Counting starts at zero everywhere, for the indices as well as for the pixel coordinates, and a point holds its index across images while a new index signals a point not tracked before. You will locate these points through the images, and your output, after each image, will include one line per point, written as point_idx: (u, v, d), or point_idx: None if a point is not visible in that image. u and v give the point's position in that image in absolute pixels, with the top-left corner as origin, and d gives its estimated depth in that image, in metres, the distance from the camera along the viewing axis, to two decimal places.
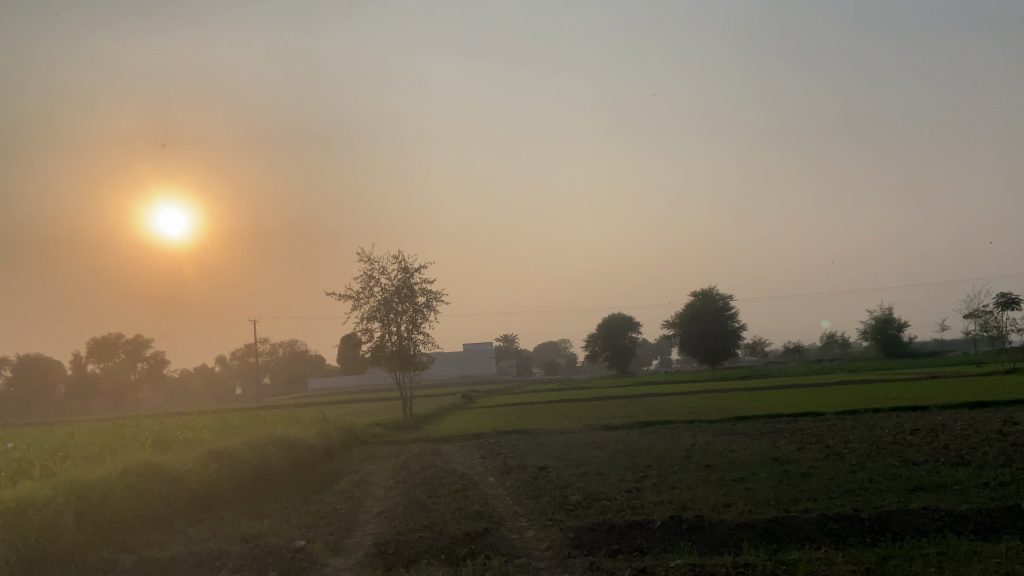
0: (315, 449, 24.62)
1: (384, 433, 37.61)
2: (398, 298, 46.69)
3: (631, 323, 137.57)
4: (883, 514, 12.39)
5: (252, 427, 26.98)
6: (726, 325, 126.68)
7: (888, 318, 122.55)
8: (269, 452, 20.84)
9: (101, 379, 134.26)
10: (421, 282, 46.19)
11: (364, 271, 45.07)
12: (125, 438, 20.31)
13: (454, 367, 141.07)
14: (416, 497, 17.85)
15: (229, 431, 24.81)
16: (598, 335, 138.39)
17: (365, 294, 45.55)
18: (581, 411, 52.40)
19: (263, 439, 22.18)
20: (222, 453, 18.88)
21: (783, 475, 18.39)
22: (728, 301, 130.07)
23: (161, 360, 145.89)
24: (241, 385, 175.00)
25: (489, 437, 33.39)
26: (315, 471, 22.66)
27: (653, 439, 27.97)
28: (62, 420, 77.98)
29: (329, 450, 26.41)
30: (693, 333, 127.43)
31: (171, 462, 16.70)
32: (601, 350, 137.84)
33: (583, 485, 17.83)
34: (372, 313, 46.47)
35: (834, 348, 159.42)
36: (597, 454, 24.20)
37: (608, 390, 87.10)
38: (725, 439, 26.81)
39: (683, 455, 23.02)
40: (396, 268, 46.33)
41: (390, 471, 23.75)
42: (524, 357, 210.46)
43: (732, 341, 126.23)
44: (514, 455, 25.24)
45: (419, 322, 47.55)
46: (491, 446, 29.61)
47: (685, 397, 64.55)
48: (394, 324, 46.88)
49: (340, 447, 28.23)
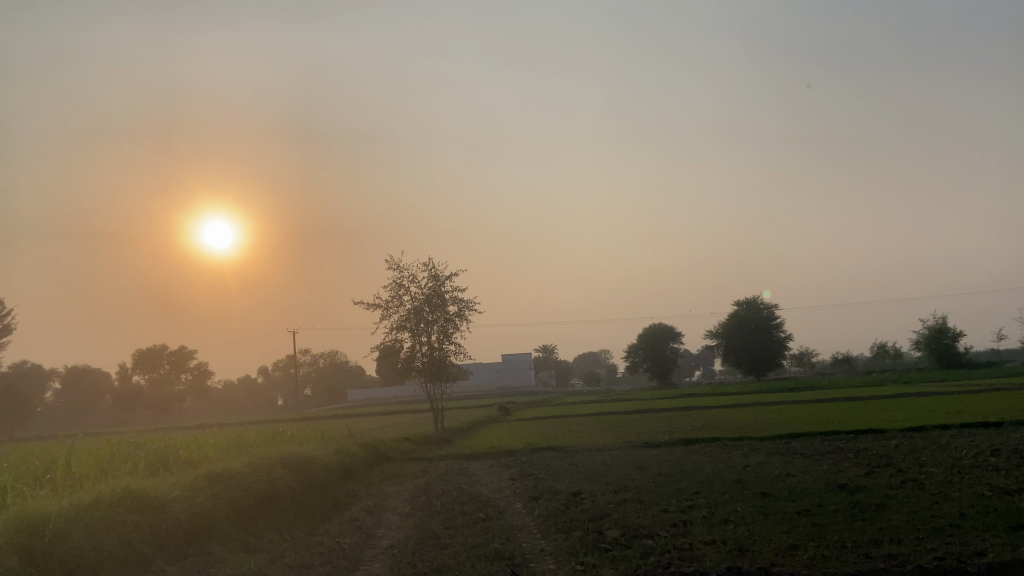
0: (331, 470, 22.81)
1: (412, 450, 35.77)
2: (429, 308, 44.88)
3: (673, 334, 134.06)
4: (997, 567, 10.00)
5: (267, 443, 25.33)
6: (771, 335, 122.51)
7: (942, 328, 117.05)
8: (277, 474, 19.03)
9: (145, 390, 135.52)
10: (452, 291, 44.32)
11: (393, 280, 43.40)
12: (121, 456, 18.67)
13: (492, 378, 139.06)
14: (432, 529, 15.78)
15: (240, 448, 23.16)
16: (639, 346, 135.28)
17: (394, 303, 43.88)
18: (621, 425, 49.92)
19: (271, 458, 20.41)
20: (220, 476, 17.10)
21: (855, 507, 15.90)
22: (773, 310, 126.03)
23: (204, 370, 146.94)
24: (283, 396, 175.66)
25: (521, 455, 31.22)
26: (328, 494, 20.81)
27: (700, 458, 25.49)
28: (103, 432, 78.37)
29: (347, 469, 24.59)
30: (736, 344, 123.51)
31: (158, 487, 14.95)
32: (642, 360, 134.74)
33: (621, 516, 15.62)
34: (401, 322, 44.73)
35: (885, 358, 153.47)
36: (639, 476, 21.94)
37: (650, 403, 84.19)
38: (780, 459, 24.24)
39: (735, 480, 20.59)
40: (426, 275, 44.57)
41: (412, 494, 21.79)
42: (563, 368, 207.62)
43: (778, 351, 122.06)
44: (547, 476, 23.05)
45: (451, 332, 45.66)
46: (522, 464, 27.44)
47: (732, 410, 61.59)
48: (424, 335, 45.08)
49: (360, 466, 26.41)
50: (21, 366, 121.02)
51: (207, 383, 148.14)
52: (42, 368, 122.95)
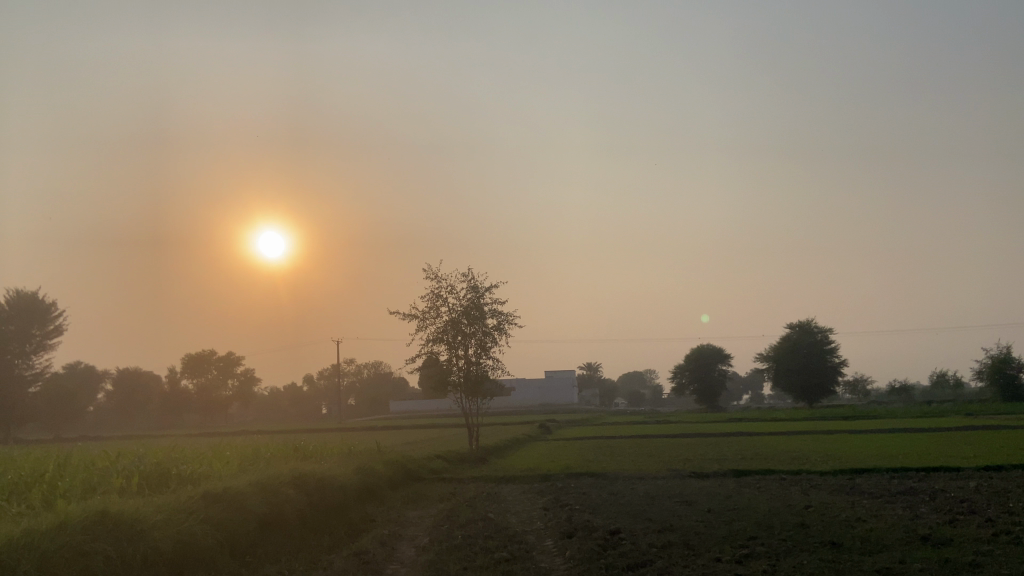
0: (349, 490, 20.98)
1: (443, 469, 33.82)
2: (467, 320, 43.12)
3: (721, 355, 129.85)
4: None
5: (286, 458, 23.78)
6: (826, 361, 117.61)
7: (1006, 357, 110.78)
8: (285, 495, 17.29)
9: (192, 395, 136.89)
10: (492, 303, 42.50)
11: (431, 289, 41.74)
12: (118, 467, 17.16)
13: (535, 395, 136.66)
14: (447, 569, 13.78)
15: (253, 462, 21.57)
16: (685, 367, 131.58)
17: (431, 314, 42.24)
18: (665, 450, 47.28)
19: (282, 476, 18.69)
20: (218, 496, 15.44)
21: (945, 566, 13.44)
22: (827, 334, 121.32)
23: (250, 377, 148.33)
24: (327, 405, 176.23)
25: (557, 481, 29.00)
26: (342, 519, 18.97)
27: (754, 494, 22.97)
28: (145, 436, 78.62)
29: (367, 490, 22.75)
30: (788, 368, 118.94)
31: (143, 509, 13.31)
32: (688, 382, 130.93)
33: (665, 565, 13.44)
34: (438, 334, 43.00)
35: (943, 388, 146.48)
36: (686, 513, 19.65)
37: (697, 426, 80.75)
38: (846, 500, 21.60)
39: (797, 523, 18.12)
40: (465, 286, 42.84)
41: (434, 522, 19.81)
42: (607, 387, 203.74)
43: (831, 377, 117.15)
44: (584, 508, 20.84)
45: (489, 346, 43.82)
46: (558, 492, 25.25)
47: (784, 438, 58.37)
48: (461, 348, 43.31)
49: (384, 486, 24.66)
50: (74, 367, 123.25)
51: (253, 390, 149.27)
52: (93, 370, 124.94)
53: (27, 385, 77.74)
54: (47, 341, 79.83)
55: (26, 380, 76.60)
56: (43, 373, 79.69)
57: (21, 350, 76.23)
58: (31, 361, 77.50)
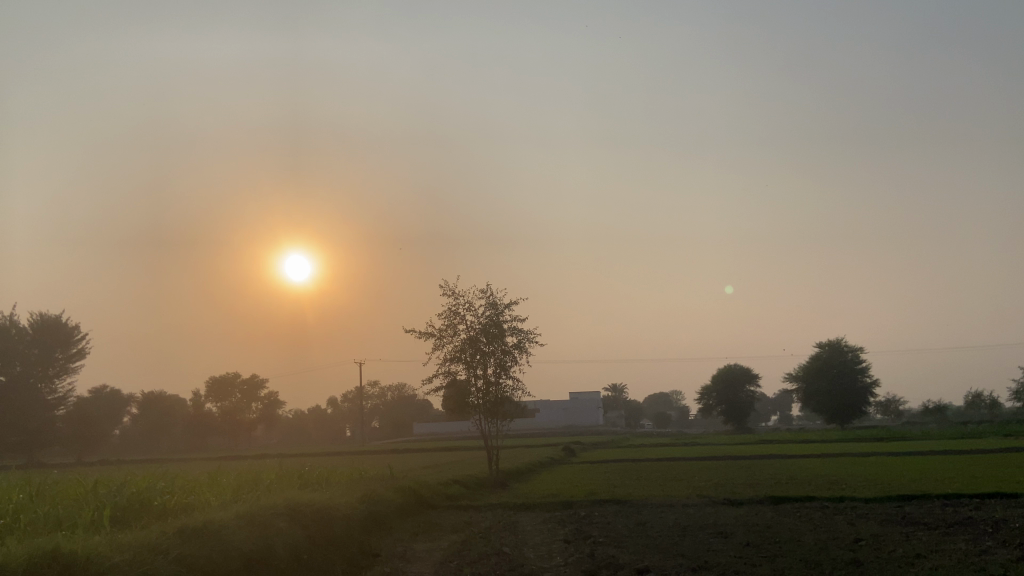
0: (352, 521, 19.29)
1: (460, 495, 31.98)
2: (485, 338, 41.44)
3: (749, 375, 126.62)
4: None
5: (289, 484, 22.21)
6: (857, 380, 114.00)
7: None
8: (279, 529, 15.69)
9: (216, 418, 136.26)
10: (511, 320, 40.84)
11: (448, 307, 40.15)
12: (94, 496, 15.59)
13: (559, 417, 134.38)
14: None
15: (251, 490, 20.04)
16: (713, 387, 128.44)
17: (448, 332, 40.59)
18: (694, 474, 44.96)
19: (277, 507, 17.05)
20: (196, 531, 13.81)
21: None
22: (858, 353, 117.68)
23: (275, 400, 147.40)
24: (351, 428, 175.11)
25: (580, 508, 27.03)
26: (341, 555, 17.27)
27: (796, 525, 20.88)
28: (165, 459, 77.68)
29: (373, 519, 21.00)
30: (818, 388, 115.58)
31: (103, 549, 11.73)
32: (715, 403, 127.80)
33: None
34: (456, 353, 41.36)
35: (980, 408, 141.70)
36: (724, 548, 17.63)
37: (728, 448, 78.21)
38: (900, 531, 19.52)
39: (849, 560, 16.10)
40: (483, 303, 41.19)
41: (443, 557, 17.98)
42: (634, 408, 200.40)
43: (863, 397, 113.45)
44: (608, 541, 18.94)
45: (508, 366, 42.08)
46: (581, 521, 23.30)
47: (818, 461, 55.86)
48: (479, 368, 41.58)
49: (393, 515, 22.97)
50: (100, 391, 123.12)
51: (277, 413, 147.99)
52: (119, 394, 124.82)
53: (52, 409, 77.14)
54: (70, 365, 79.32)
55: (49, 405, 75.85)
56: (67, 396, 79.17)
57: (45, 373, 75.59)
58: (54, 385, 76.85)
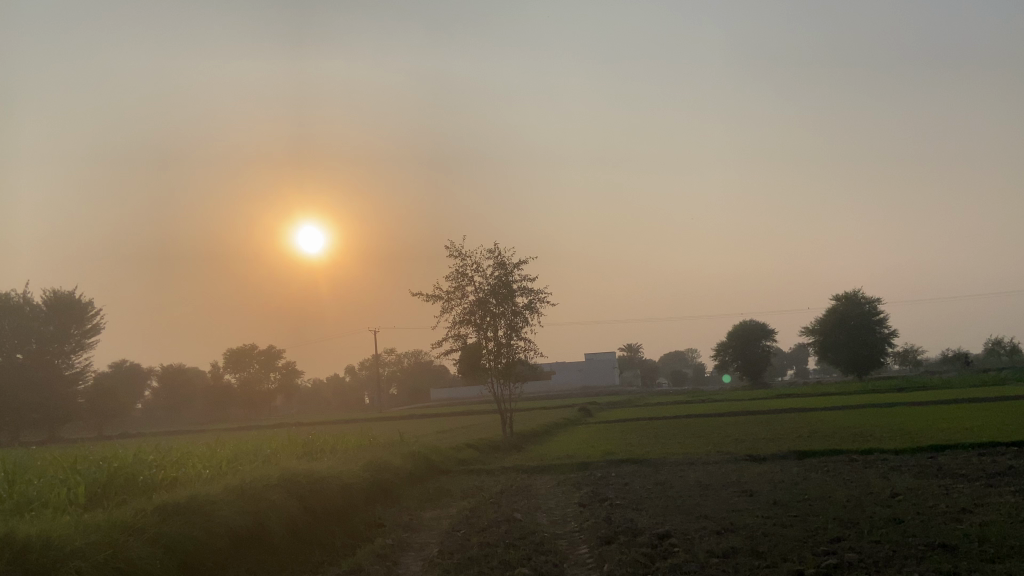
0: (355, 489, 18.32)
1: (473, 459, 31.10)
2: (495, 300, 40.23)
3: (766, 330, 125.21)
4: None
5: (291, 454, 21.29)
6: (876, 332, 112.31)
7: None
8: (275, 502, 14.71)
9: (235, 389, 136.79)
10: (520, 280, 39.56)
11: (455, 268, 38.86)
12: (74, 472, 14.61)
13: (575, 378, 134.01)
14: None
15: (248, 460, 19.10)
16: (729, 344, 127.24)
17: (456, 294, 39.36)
18: (713, 431, 43.87)
19: (271, 478, 16.02)
20: (180, 506, 12.79)
21: None
22: (875, 304, 115.77)
23: (292, 369, 147.91)
24: (369, 395, 175.81)
25: (596, 470, 25.99)
26: (342, 527, 16.31)
27: (825, 481, 19.70)
28: (184, 431, 77.75)
29: (378, 487, 20.01)
30: (835, 341, 114.10)
31: (69, 531, 10.69)
32: (732, 359, 126.67)
33: None
34: (465, 316, 40.19)
35: (1001, 355, 139.86)
36: (750, 508, 16.47)
37: (746, 404, 77.21)
38: (939, 485, 18.28)
39: (887, 518, 14.89)
40: (491, 263, 39.92)
41: (450, 525, 16.93)
42: (649, 367, 199.92)
43: (881, 349, 111.86)
44: (626, 504, 17.86)
45: (520, 327, 40.95)
46: (597, 483, 22.25)
47: (838, 414, 54.71)
48: (489, 330, 40.44)
49: (401, 482, 22.01)
50: (120, 366, 123.69)
51: (295, 382, 148.51)
52: (138, 368, 125.25)
53: (71, 384, 77.31)
54: (86, 340, 79.17)
55: (68, 380, 75.84)
56: (85, 371, 79.15)
57: (62, 349, 75.36)
58: (72, 361, 76.72)
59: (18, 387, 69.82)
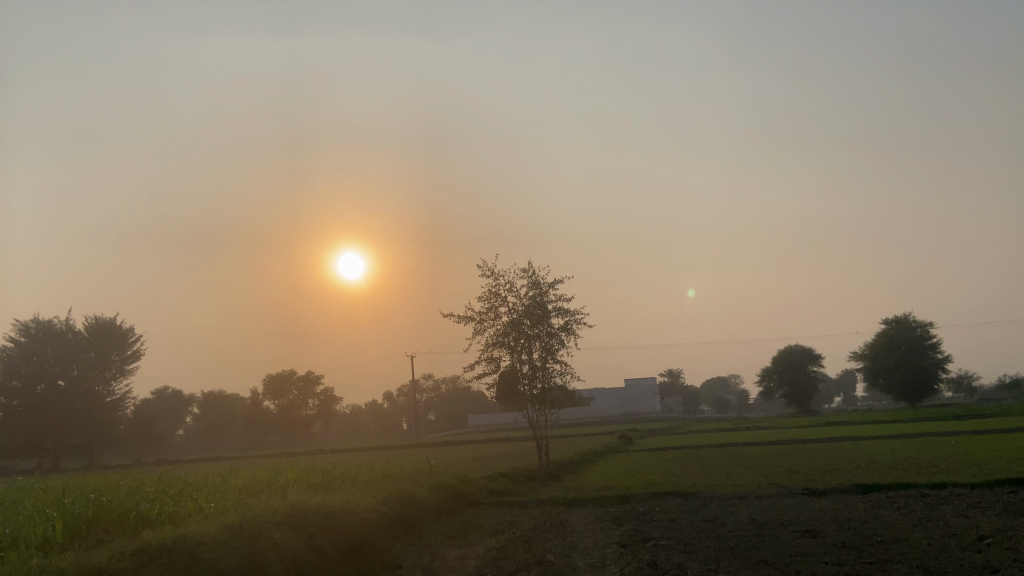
0: (373, 524, 16.66)
1: (506, 490, 29.22)
2: (529, 321, 38.52)
3: (812, 356, 120.79)
4: None
5: (307, 484, 19.80)
6: (928, 357, 107.45)
7: None
8: (277, 542, 13.15)
9: (274, 416, 136.65)
10: (556, 300, 37.84)
11: (488, 288, 37.29)
12: (60, 503, 13.35)
13: (615, 404, 130.90)
14: None
15: (257, 492, 17.68)
16: (774, 369, 123.23)
17: (489, 316, 37.77)
18: (761, 460, 41.28)
19: (278, 512, 14.48)
20: (164, 546, 11.34)
21: None
22: (927, 328, 110.93)
23: (331, 395, 147.29)
24: (407, 421, 174.52)
25: (638, 503, 23.98)
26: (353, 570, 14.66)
27: (898, 520, 17.46)
28: (219, 458, 77.02)
29: (399, 522, 18.36)
30: (885, 367, 109.45)
31: None
32: (777, 386, 122.60)
33: None
34: (498, 338, 38.55)
35: None
36: (816, 552, 14.40)
37: (794, 432, 73.94)
38: None
39: (979, 566, 12.71)
40: (526, 283, 38.32)
41: (474, 567, 15.17)
42: (691, 394, 195.41)
43: (934, 375, 106.94)
44: (673, 545, 15.94)
45: (556, 349, 39.17)
46: (639, 519, 20.24)
47: (894, 443, 51.57)
48: (524, 353, 38.68)
49: (424, 515, 20.28)
50: (162, 392, 124.64)
51: (334, 408, 147.84)
52: (180, 394, 126.02)
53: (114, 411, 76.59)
54: (126, 366, 78.92)
55: (109, 407, 75.04)
56: (126, 400, 78.22)
57: (102, 377, 74.82)
58: (112, 388, 75.89)
59: (54, 414, 69.70)
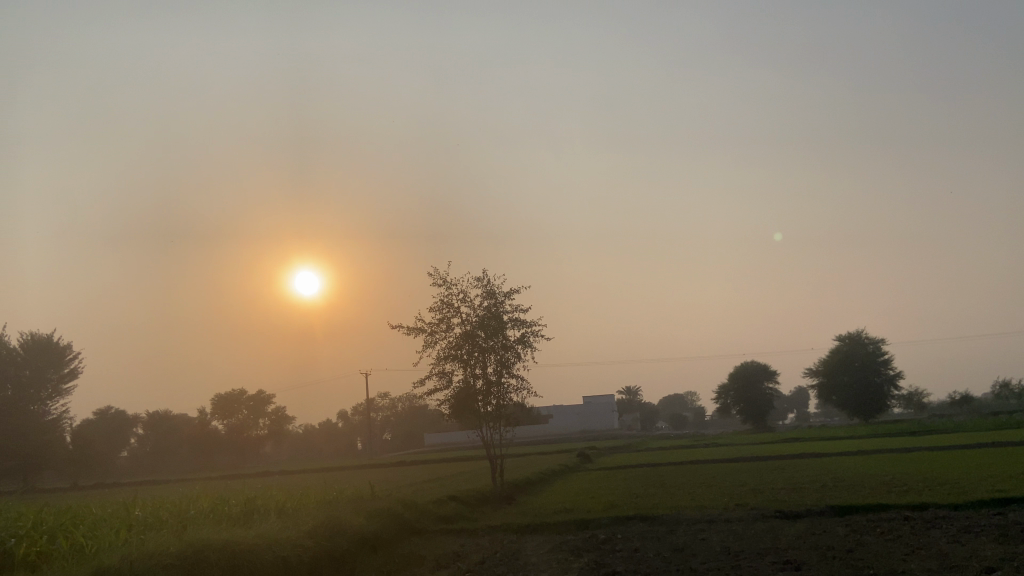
0: (294, 562, 14.37)
1: (456, 515, 26.96)
2: (484, 334, 36.43)
3: (767, 372, 120.89)
4: None
5: (222, 515, 17.34)
6: (880, 373, 107.92)
7: None
8: None
9: (222, 436, 131.56)
10: (511, 311, 35.87)
11: (440, 298, 35.10)
12: None
13: (573, 421, 129.19)
14: None
15: (162, 525, 15.22)
16: (730, 386, 122.77)
17: (441, 328, 35.54)
18: (723, 479, 39.65)
19: (171, 552, 12.09)
20: None
21: None
22: (880, 344, 111.56)
23: (282, 415, 142.73)
24: (363, 441, 170.21)
25: (600, 529, 21.94)
26: None
27: (885, 547, 15.77)
28: (160, 482, 72.80)
29: (327, 557, 15.96)
30: (839, 383, 109.68)
31: None
32: (733, 403, 122.07)
33: None
34: (451, 352, 36.33)
35: (1008, 396, 135.11)
36: None
37: (753, 448, 73.19)
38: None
39: None
40: (480, 293, 36.27)
41: None
42: (649, 410, 194.70)
43: (887, 391, 107.40)
44: None
45: (511, 363, 37.09)
46: (601, 549, 18.22)
47: (856, 460, 50.57)
48: (478, 367, 36.53)
49: (358, 548, 17.91)
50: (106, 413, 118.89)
51: (285, 428, 143.18)
52: (124, 415, 120.40)
53: (52, 432, 71.78)
54: (63, 384, 73.58)
55: (47, 427, 70.26)
56: (64, 418, 73.50)
57: (38, 395, 69.80)
58: (49, 407, 71.05)
59: None
